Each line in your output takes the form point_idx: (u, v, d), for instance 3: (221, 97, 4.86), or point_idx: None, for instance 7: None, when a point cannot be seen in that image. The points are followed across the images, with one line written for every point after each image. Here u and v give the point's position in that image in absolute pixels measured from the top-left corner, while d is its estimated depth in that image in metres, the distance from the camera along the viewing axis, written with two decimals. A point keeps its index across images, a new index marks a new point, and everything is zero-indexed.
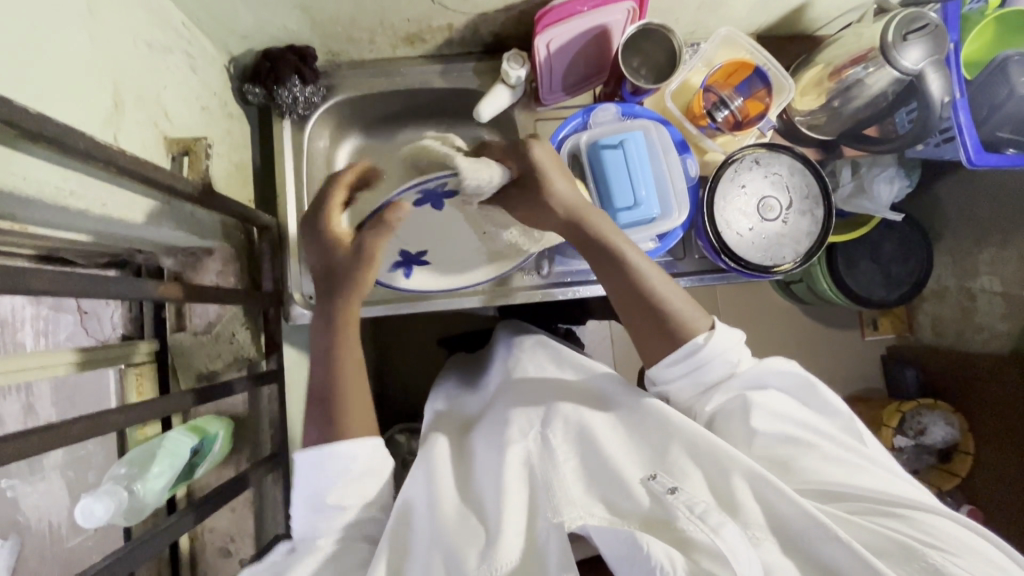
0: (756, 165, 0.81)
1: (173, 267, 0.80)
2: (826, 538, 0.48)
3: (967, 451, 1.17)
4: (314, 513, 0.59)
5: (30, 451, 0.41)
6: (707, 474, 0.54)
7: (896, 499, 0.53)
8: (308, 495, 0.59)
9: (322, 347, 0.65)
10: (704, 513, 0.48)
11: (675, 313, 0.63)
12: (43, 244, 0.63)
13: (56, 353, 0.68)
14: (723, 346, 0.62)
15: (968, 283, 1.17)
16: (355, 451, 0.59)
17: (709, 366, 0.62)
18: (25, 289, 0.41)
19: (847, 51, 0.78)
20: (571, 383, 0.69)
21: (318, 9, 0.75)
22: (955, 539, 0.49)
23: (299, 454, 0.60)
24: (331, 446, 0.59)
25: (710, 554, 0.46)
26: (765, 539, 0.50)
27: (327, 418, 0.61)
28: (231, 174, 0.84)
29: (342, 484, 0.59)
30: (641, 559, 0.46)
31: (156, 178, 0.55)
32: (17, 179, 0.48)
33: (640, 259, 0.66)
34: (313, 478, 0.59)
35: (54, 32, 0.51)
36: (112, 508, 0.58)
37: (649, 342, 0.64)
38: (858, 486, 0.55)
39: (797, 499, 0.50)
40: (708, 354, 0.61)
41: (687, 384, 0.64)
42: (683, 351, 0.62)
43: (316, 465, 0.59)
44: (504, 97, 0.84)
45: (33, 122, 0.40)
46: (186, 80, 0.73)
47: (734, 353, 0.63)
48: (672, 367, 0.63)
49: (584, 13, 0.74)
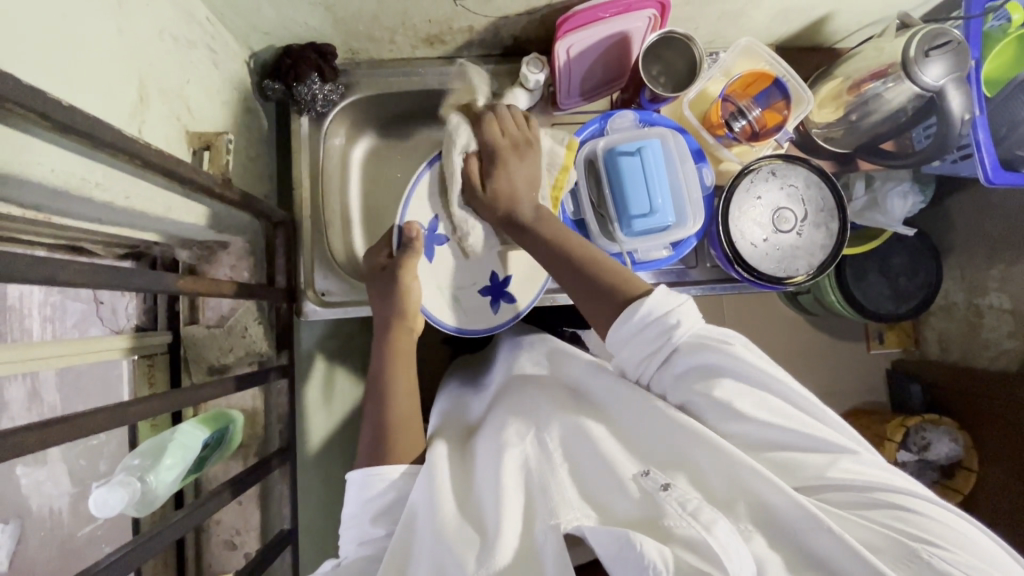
0: (773, 176, 0.81)
1: (188, 259, 0.81)
2: (815, 527, 0.48)
3: (971, 468, 1.16)
4: (358, 532, 0.62)
5: (54, 440, 0.42)
6: (698, 472, 0.53)
7: (890, 485, 0.51)
8: (354, 515, 0.62)
9: (381, 373, 0.71)
10: (696, 511, 0.48)
11: (615, 280, 0.65)
12: (64, 235, 0.64)
13: (110, 338, 0.74)
14: (658, 306, 0.60)
15: (976, 299, 1.16)
16: (396, 474, 0.62)
17: (650, 328, 0.60)
18: (51, 279, 0.41)
19: (867, 66, 0.79)
20: (561, 376, 0.71)
21: (341, 8, 0.76)
22: (945, 526, 0.48)
23: (352, 471, 0.64)
24: (377, 466, 0.63)
25: (691, 547, 0.45)
26: (753, 531, 0.49)
27: (378, 442, 0.65)
28: (249, 168, 0.85)
29: (383, 506, 0.62)
30: (633, 556, 0.45)
31: (180, 172, 0.55)
32: (43, 169, 0.48)
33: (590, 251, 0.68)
34: (361, 497, 0.62)
35: (86, 27, 0.52)
36: (126, 497, 0.58)
37: (597, 306, 0.65)
38: (847, 478, 0.52)
39: (788, 491, 0.49)
40: (643, 319, 0.60)
41: (637, 350, 0.61)
42: (624, 318, 0.61)
43: (363, 485, 0.62)
44: (522, 99, 0.84)
45: (67, 115, 0.41)
46: (208, 75, 0.74)
47: (674, 317, 0.59)
48: (623, 329, 0.61)
49: (606, 20, 0.74)
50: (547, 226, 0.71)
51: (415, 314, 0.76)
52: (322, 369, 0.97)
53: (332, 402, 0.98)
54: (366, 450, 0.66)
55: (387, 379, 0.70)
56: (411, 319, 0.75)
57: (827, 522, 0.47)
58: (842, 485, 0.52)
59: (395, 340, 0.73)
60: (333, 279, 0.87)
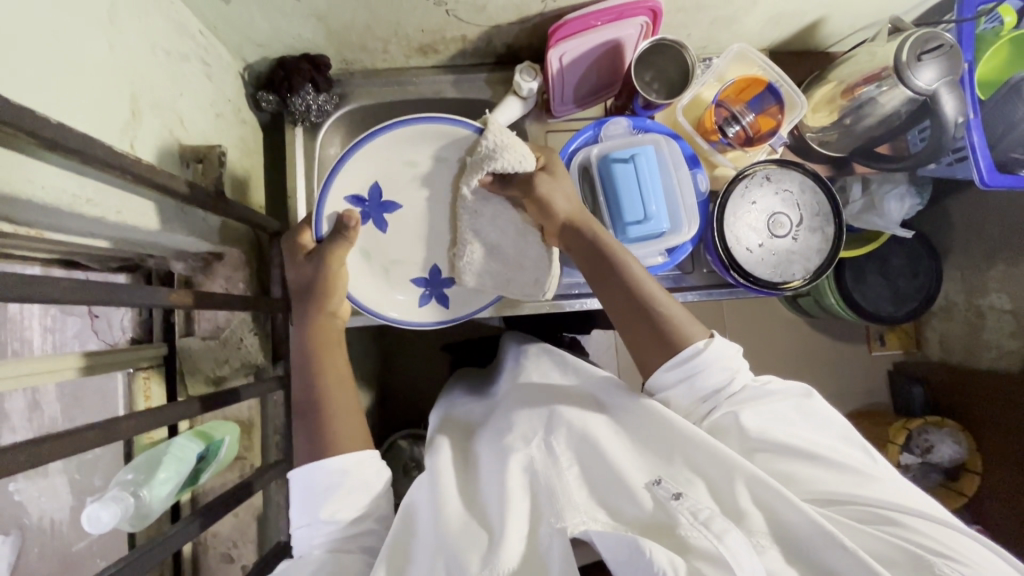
0: (767, 181, 0.81)
1: (183, 271, 0.80)
2: (830, 545, 0.47)
3: (974, 471, 1.14)
4: (309, 528, 0.61)
5: (46, 458, 0.42)
6: (712, 480, 0.53)
7: (905, 507, 0.51)
8: (305, 512, 0.62)
9: (304, 380, 0.69)
10: (708, 520, 0.47)
11: (672, 318, 0.65)
12: (57, 250, 0.64)
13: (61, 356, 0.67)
14: (718, 353, 0.62)
15: (977, 300, 1.16)
16: (338, 466, 0.62)
17: (707, 371, 0.62)
18: (40, 295, 0.41)
19: (860, 70, 0.78)
20: (568, 387, 0.71)
21: (333, 20, 0.76)
22: (952, 542, 0.48)
23: (296, 470, 0.63)
24: (315, 464, 0.63)
25: (709, 559, 0.44)
26: (769, 546, 0.48)
27: (314, 445, 0.65)
28: (243, 180, 0.85)
29: (332, 498, 0.61)
30: (642, 562, 0.44)
31: (172, 187, 0.55)
32: (35, 187, 0.48)
33: (648, 280, 0.67)
34: (306, 496, 0.62)
35: (78, 43, 0.52)
36: (119, 513, 0.58)
37: (648, 344, 0.64)
38: (858, 492, 0.53)
39: (800, 504, 0.49)
40: (706, 361, 0.61)
41: (684, 391, 0.63)
42: (681, 358, 0.62)
43: (305, 482, 0.62)
44: (516, 107, 0.84)
45: (56, 132, 0.41)
46: (201, 87, 0.74)
47: (731, 362, 0.63)
48: (670, 372, 0.63)
49: (598, 28, 0.74)
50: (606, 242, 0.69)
51: (337, 301, 0.74)
52: None
53: None
54: (303, 453, 0.65)
55: (313, 367, 0.70)
56: (334, 303, 0.74)
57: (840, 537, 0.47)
58: (853, 500, 0.53)
59: (316, 332, 0.72)
60: None
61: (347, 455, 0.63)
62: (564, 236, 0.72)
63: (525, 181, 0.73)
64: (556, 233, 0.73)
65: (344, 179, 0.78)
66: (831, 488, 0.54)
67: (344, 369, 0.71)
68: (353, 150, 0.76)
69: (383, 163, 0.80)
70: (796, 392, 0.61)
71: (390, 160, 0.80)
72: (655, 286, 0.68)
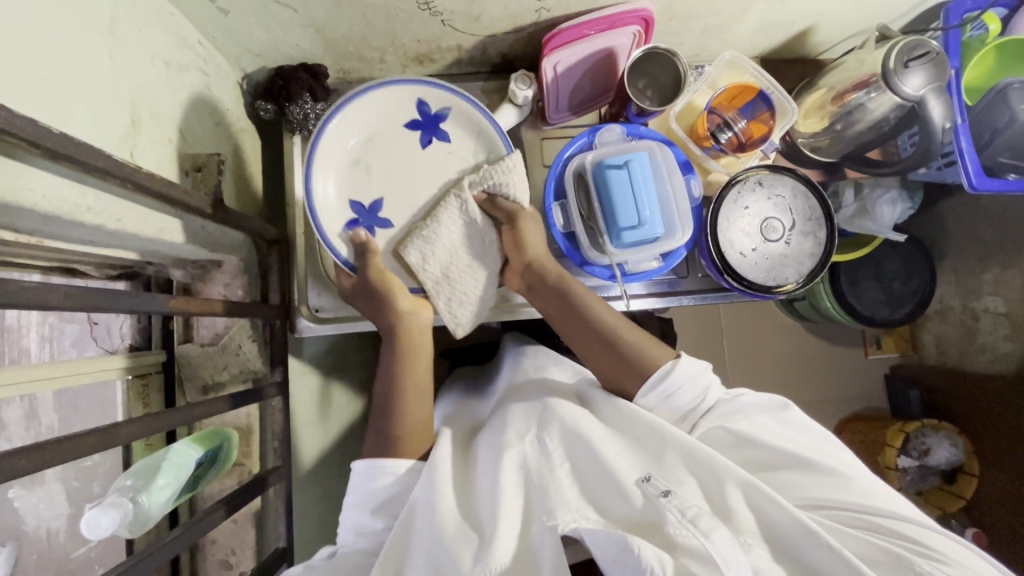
0: (759, 186, 0.82)
1: (182, 279, 0.82)
2: (815, 546, 0.48)
3: (972, 474, 1.14)
4: (353, 519, 0.62)
5: (47, 463, 0.42)
6: (701, 479, 0.54)
7: (895, 513, 0.52)
8: (353, 504, 0.63)
9: (383, 388, 0.70)
10: (695, 518, 0.48)
11: (638, 347, 0.68)
12: (57, 258, 0.65)
13: (103, 360, 0.74)
14: (688, 371, 0.65)
15: (971, 303, 1.17)
16: (401, 470, 0.63)
17: (682, 391, 0.64)
18: (41, 302, 0.42)
19: (849, 77, 0.80)
20: (564, 386, 0.72)
21: (330, 30, 0.77)
22: (938, 544, 0.49)
23: (358, 462, 0.64)
24: (381, 460, 0.63)
25: (700, 559, 0.45)
26: (756, 545, 0.49)
27: (383, 443, 0.65)
28: (242, 188, 0.86)
29: (382, 500, 0.62)
30: (630, 560, 0.45)
31: (171, 195, 0.56)
32: (36, 195, 0.49)
33: (613, 315, 0.71)
34: (363, 488, 0.62)
35: (79, 55, 0.53)
36: (118, 519, 0.59)
37: (619, 371, 0.67)
38: (845, 497, 0.53)
39: (789, 507, 0.49)
40: (677, 378, 0.64)
41: (665, 411, 0.65)
42: (653, 379, 0.65)
43: (367, 476, 0.62)
44: (511, 115, 0.86)
45: (56, 141, 0.42)
46: (200, 97, 0.75)
47: (704, 378, 0.65)
48: (646, 397, 0.65)
49: (592, 37, 0.75)
50: (570, 283, 0.74)
51: (411, 304, 0.75)
52: (317, 384, 0.97)
53: (329, 417, 0.98)
54: (371, 448, 0.66)
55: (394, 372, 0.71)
56: (409, 309, 0.75)
57: (825, 538, 0.47)
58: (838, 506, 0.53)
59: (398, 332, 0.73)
60: (326, 296, 0.87)
61: (409, 461, 0.63)
62: (530, 281, 0.76)
63: (509, 211, 0.77)
64: (520, 268, 0.78)
65: (330, 140, 0.78)
66: (819, 494, 0.54)
67: (422, 379, 0.71)
68: (338, 108, 0.76)
69: (367, 123, 0.80)
70: (774, 402, 0.63)
71: (373, 123, 0.80)
72: (620, 319, 0.71)
